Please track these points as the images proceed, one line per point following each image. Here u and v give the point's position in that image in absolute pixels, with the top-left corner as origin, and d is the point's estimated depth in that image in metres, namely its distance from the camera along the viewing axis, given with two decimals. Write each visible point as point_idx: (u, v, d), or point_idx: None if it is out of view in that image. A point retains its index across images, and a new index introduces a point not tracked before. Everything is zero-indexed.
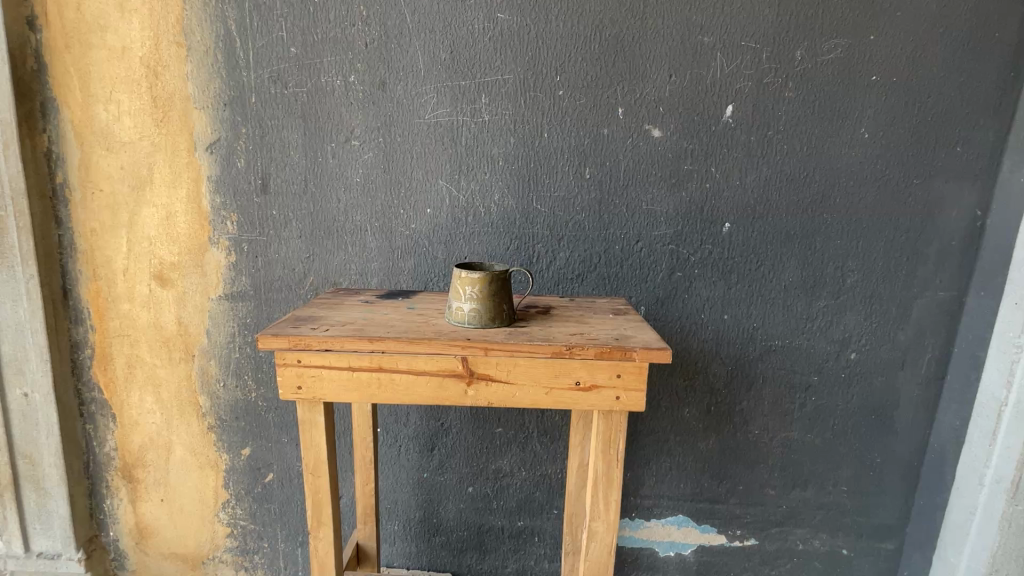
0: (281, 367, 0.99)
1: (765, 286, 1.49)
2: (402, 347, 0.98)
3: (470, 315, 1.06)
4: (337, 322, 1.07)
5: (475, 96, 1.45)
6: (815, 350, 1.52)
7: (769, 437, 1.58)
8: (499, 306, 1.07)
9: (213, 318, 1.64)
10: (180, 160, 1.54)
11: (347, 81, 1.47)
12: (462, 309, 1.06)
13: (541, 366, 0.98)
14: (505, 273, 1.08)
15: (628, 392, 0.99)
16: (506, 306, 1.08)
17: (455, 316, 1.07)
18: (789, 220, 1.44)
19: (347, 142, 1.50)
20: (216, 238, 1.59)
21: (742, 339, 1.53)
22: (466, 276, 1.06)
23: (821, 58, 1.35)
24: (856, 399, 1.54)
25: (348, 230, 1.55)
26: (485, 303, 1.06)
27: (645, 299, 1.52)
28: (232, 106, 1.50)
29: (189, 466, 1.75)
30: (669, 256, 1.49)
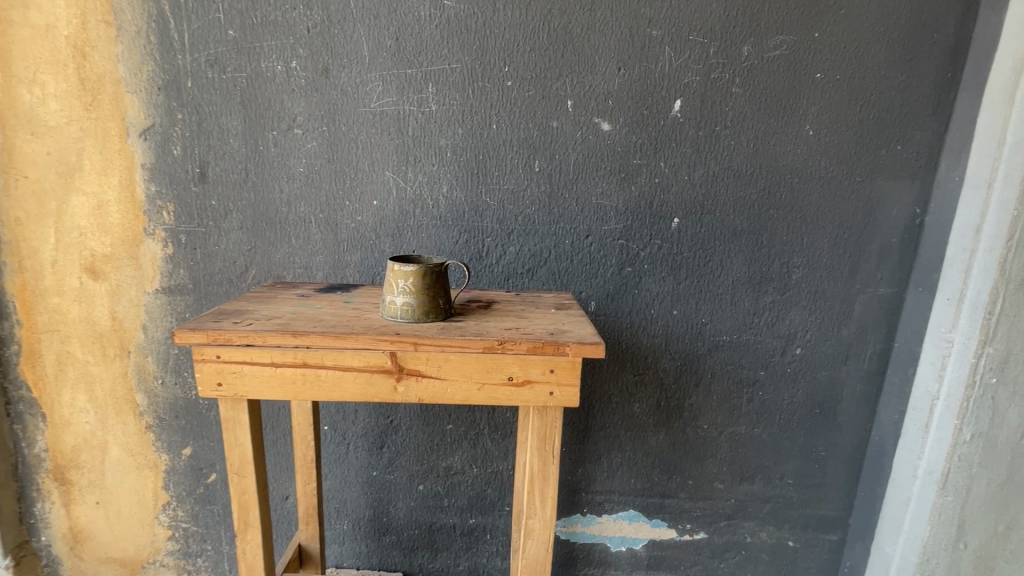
0: (200, 363, 0.95)
1: (713, 282, 1.49)
2: (327, 343, 0.94)
3: (402, 310, 1.03)
4: (264, 316, 1.02)
5: (422, 85, 1.41)
6: (762, 345, 1.53)
7: (717, 432, 1.60)
8: (434, 300, 1.04)
9: (150, 313, 1.58)
10: (112, 146, 1.47)
11: (288, 67, 1.41)
12: (395, 303, 1.03)
13: (472, 362, 0.96)
14: (441, 266, 1.05)
15: (562, 388, 0.97)
16: (443, 299, 1.06)
17: (388, 310, 1.04)
18: (736, 217, 1.45)
19: (289, 130, 1.45)
20: (152, 230, 1.52)
21: (691, 335, 1.53)
22: (399, 269, 1.03)
23: (767, 54, 1.35)
24: (802, 393, 1.56)
25: (291, 222, 1.50)
26: (419, 297, 1.03)
27: (595, 294, 1.51)
28: (167, 90, 1.43)
29: (127, 468, 1.68)
30: (618, 251, 1.48)
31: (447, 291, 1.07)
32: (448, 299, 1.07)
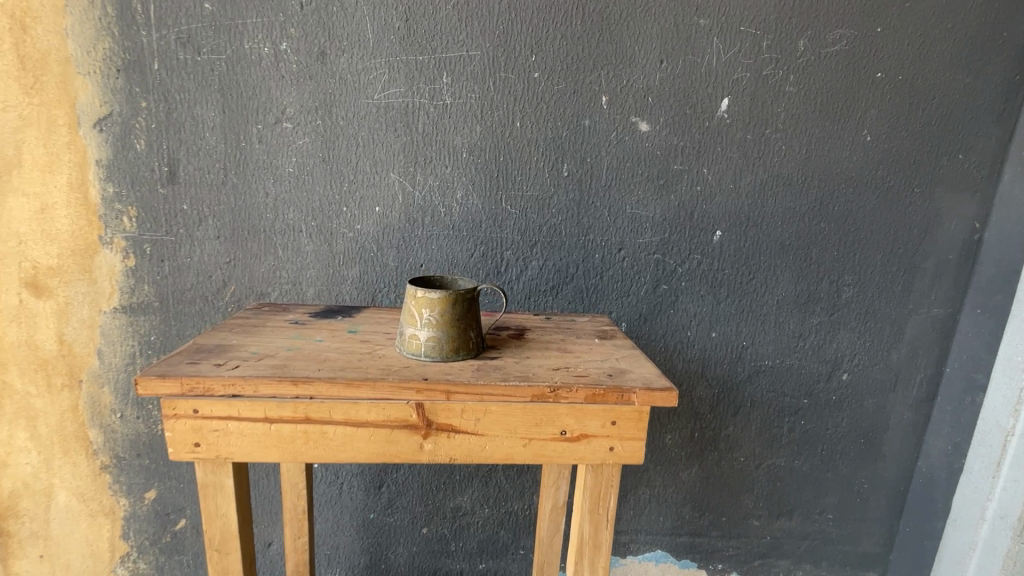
0: (171, 419, 0.74)
1: (756, 301, 1.35)
2: (337, 392, 0.75)
3: (427, 346, 0.84)
4: (253, 355, 0.82)
5: (435, 75, 1.22)
6: (807, 370, 1.39)
7: (755, 465, 1.45)
8: (465, 334, 0.85)
9: (107, 336, 1.34)
10: (60, 139, 1.23)
11: (276, 49, 1.20)
12: (418, 338, 0.84)
13: (518, 413, 0.78)
14: (473, 292, 0.87)
15: (625, 442, 0.80)
16: (475, 331, 0.87)
17: (409, 347, 0.85)
18: (784, 229, 1.31)
19: (277, 124, 1.23)
20: (109, 238, 1.28)
21: (730, 360, 1.38)
22: (423, 295, 0.84)
23: (825, 50, 1.22)
24: (846, 422, 1.43)
25: (278, 230, 1.29)
26: (447, 331, 0.84)
27: (627, 315, 1.35)
28: (128, 72, 1.20)
29: (77, 515, 1.43)
30: (653, 267, 1.32)
31: (479, 320, 0.89)
32: (480, 331, 0.89)
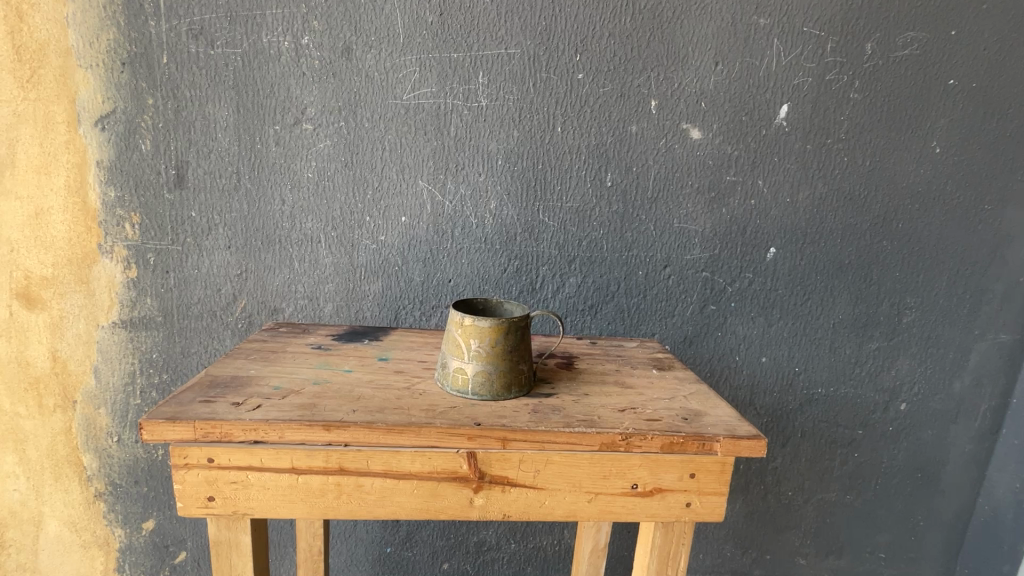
0: (181, 469, 0.63)
1: (811, 324, 1.25)
2: (377, 439, 0.64)
3: (476, 383, 0.73)
4: (275, 390, 0.71)
5: (470, 74, 1.12)
6: (862, 399, 1.29)
7: (804, 499, 1.35)
8: (517, 369, 0.75)
9: (105, 353, 1.23)
10: (57, 138, 1.12)
11: (297, 43, 1.09)
12: (465, 373, 0.73)
13: (583, 464, 0.68)
14: (526, 320, 0.76)
15: (704, 497, 0.70)
16: (527, 363, 0.77)
17: (455, 383, 0.74)
18: (843, 248, 1.21)
19: (296, 125, 1.13)
20: (109, 246, 1.17)
21: (781, 386, 1.28)
22: (472, 323, 0.73)
23: (894, 54, 1.12)
24: (903, 455, 1.33)
25: (294, 240, 1.18)
26: (499, 365, 0.74)
27: (671, 337, 1.24)
28: (133, 66, 1.10)
29: (68, 546, 1.31)
30: (700, 286, 1.22)
31: (531, 351, 0.78)
32: (531, 363, 0.78)
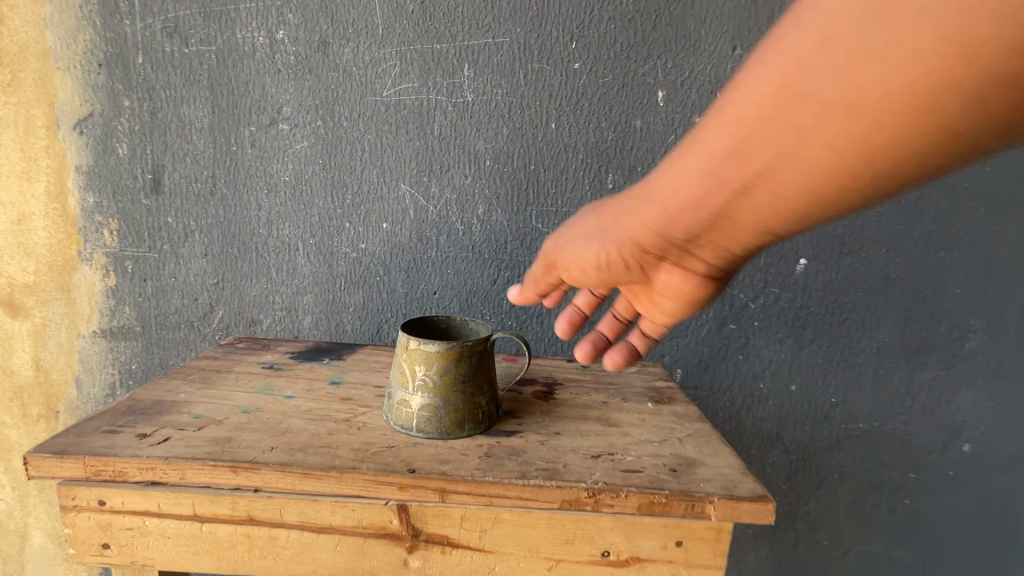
0: (72, 512, 0.55)
1: (850, 347, 1.07)
2: (291, 485, 0.54)
3: (422, 418, 0.62)
4: (195, 420, 0.63)
5: (455, 67, 1.02)
6: (914, 436, 1.10)
7: (843, 550, 1.16)
8: (473, 401, 0.63)
9: (85, 363, 1.19)
10: (38, 142, 1.09)
11: (272, 38, 1.03)
12: (410, 405, 0.62)
13: (541, 524, 0.55)
14: (485, 342, 0.64)
15: (694, 571, 0.56)
16: (487, 387, 0.65)
17: (399, 416, 0.63)
18: (889, 260, 1.03)
19: (272, 125, 1.06)
20: (88, 253, 1.14)
21: (813, 418, 1.11)
22: (418, 347, 0.62)
23: None
24: (967, 504, 1.12)
25: (272, 248, 1.12)
26: (449, 397, 0.62)
27: (683, 359, 1.10)
28: (110, 67, 1.06)
29: (52, 559, 1.29)
30: (717, 302, 1.07)
31: (493, 372, 0.67)
32: (494, 386, 0.66)
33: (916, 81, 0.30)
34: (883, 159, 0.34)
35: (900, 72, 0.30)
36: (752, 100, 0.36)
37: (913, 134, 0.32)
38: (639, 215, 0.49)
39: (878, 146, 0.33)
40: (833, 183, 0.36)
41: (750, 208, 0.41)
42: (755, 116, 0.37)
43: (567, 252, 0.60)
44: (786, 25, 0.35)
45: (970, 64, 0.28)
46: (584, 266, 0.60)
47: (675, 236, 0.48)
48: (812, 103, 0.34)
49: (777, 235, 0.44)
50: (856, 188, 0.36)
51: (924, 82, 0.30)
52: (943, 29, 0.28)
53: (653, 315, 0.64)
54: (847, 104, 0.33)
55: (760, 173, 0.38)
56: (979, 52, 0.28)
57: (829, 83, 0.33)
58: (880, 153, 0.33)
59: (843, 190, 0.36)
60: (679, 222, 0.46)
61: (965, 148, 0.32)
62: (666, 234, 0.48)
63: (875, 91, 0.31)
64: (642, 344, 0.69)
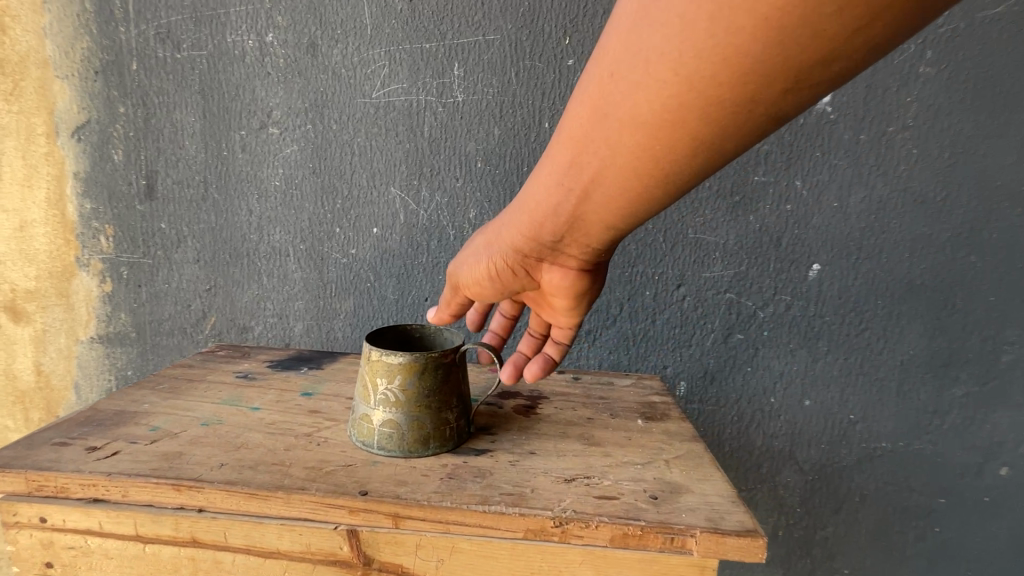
0: (14, 528, 0.53)
1: (870, 360, 0.99)
2: (236, 506, 0.51)
3: (382, 434, 0.58)
4: (151, 432, 0.60)
5: (445, 66, 0.99)
6: (943, 458, 1.00)
7: None
8: (438, 417, 0.59)
9: (83, 369, 1.19)
10: (38, 149, 1.10)
11: (261, 41, 1.02)
12: (370, 420, 0.59)
13: (503, 554, 0.51)
14: (452, 353, 0.60)
15: None
16: (453, 401, 0.60)
17: (360, 432, 0.59)
18: (912, 265, 0.95)
19: (262, 129, 1.05)
20: (85, 260, 1.14)
21: (830, 437, 1.02)
22: (379, 358, 0.58)
23: (982, 14, 0.87)
24: (1004, 534, 1.02)
25: (263, 254, 1.10)
26: (411, 413, 0.58)
27: (687, 371, 1.03)
28: (106, 74, 1.06)
29: None
30: (723, 311, 1.00)
31: (461, 385, 0.62)
32: (463, 399, 0.62)
33: (672, 106, 0.38)
34: (670, 164, 0.42)
35: (662, 101, 0.38)
36: (576, 121, 0.44)
37: (681, 145, 0.40)
38: (512, 225, 0.57)
39: (660, 156, 0.42)
40: (644, 176, 0.44)
41: (591, 210, 0.49)
42: (576, 135, 0.45)
43: (464, 272, 0.64)
44: (590, 67, 0.43)
45: (698, 94, 0.37)
46: (486, 281, 0.63)
47: (544, 241, 0.55)
48: (613, 121, 0.42)
49: (624, 230, 0.52)
50: (660, 188, 0.45)
51: (675, 107, 0.38)
52: (670, 64, 0.37)
53: (557, 320, 0.67)
54: (630, 118, 0.41)
55: (589, 181, 0.47)
56: (703, 86, 0.36)
57: (620, 103, 0.41)
58: (665, 161, 0.42)
59: (649, 191, 0.45)
60: (545, 229, 0.54)
61: (722, 153, 0.41)
62: (537, 240, 0.55)
63: (647, 114, 0.40)
64: (556, 353, 0.68)
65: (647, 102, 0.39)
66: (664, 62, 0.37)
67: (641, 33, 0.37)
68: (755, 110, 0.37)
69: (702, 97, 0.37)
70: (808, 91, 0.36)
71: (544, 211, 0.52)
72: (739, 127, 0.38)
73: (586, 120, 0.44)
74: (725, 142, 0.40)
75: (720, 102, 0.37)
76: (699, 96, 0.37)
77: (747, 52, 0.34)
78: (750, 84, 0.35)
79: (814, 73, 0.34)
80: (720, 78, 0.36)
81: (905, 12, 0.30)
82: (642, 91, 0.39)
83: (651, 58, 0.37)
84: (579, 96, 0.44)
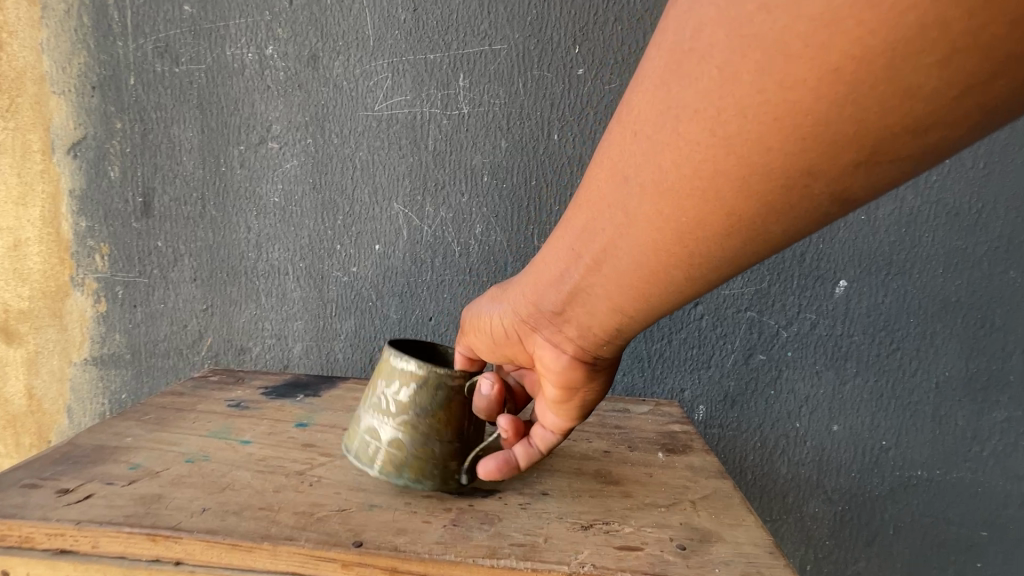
0: None
1: (902, 383, 0.93)
2: (218, 558, 0.46)
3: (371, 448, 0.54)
4: (131, 471, 0.55)
5: (449, 77, 0.95)
6: (984, 488, 0.94)
7: None
8: (431, 440, 0.53)
9: (77, 391, 1.15)
10: (33, 167, 1.07)
11: (261, 54, 0.99)
12: (364, 429, 0.55)
13: None
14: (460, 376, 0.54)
15: None
16: (447, 434, 0.54)
17: (354, 440, 0.56)
18: (946, 282, 0.89)
19: (261, 144, 1.01)
20: (79, 279, 1.10)
21: (860, 464, 0.96)
22: (387, 362, 0.55)
23: None
24: None
25: (261, 272, 1.06)
26: (405, 430, 0.53)
27: (706, 395, 0.97)
28: (103, 89, 1.03)
29: None
30: (743, 330, 0.95)
31: (466, 413, 0.55)
32: (462, 433, 0.55)
33: (705, 173, 0.34)
34: (701, 245, 0.37)
35: (693, 166, 0.35)
36: (597, 182, 0.41)
37: (711, 219, 0.36)
38: (518, 285, 0.52)
39: (685, 232, 0.37)
40: (670, 250, 0.38)
41: (598, 290, 0.44)
42: (596, 195, 0.41)
43: (469, 315, 0.59)
44: (614, 125, 0.40)
45: (742, 159, 0.33)
46: (481, 334, 0.57)
47: (541, 311, 0.50)
48: (634, 186, 0.38)
49: (633, 318, 0.45)
50: (681, 275, 0.40)
51: (707, 174, 0.34)
52: (709, 123, 0.33)
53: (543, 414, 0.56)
54: (655, 184, 0.37)
55: (601, 254, 0.42)
56: (743, 149, 0.32)
57: (645, 165, 0.37)
58: (693, 239, 0.37)
59: (674, 271, 0.40)
60: (545, 296, 0.49)
61: (767, 236, 0.36)
62: (534, 312, 0.50)
63: (674, 181, 0.36)
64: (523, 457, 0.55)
65: (674, 166, 0.35)
66: (697, 120, 0.33)
67: (671, 86, 0.35)
68: (813, 185, 0.32)
69: (745, 164, 0.33)
70: (885, 172, 0.31)
71: (549, 282, 0.48)
72: (787, 204, 0.34)
73: (605, 182, 0.41)
74: (770, 223, 0.35)
75: (768, 171, 0.33)
76: (744, 162, 0.33)
77: (811, 109, 0.30)
78: (810, 153, 0.31)
79: (895, 148, 0.29)
80: (770, 141, 0.31)
81: (1013, 83, 0.26)
82: (669, 152, 0.35)
83: (682, 117, 0.34)
84: (599, 159, 0.42)
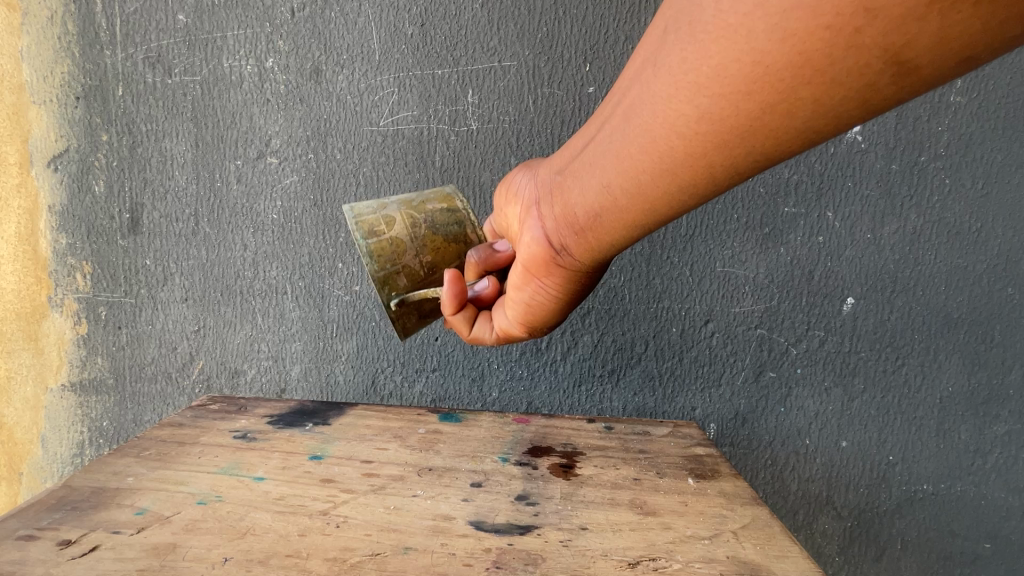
0: None
1: (908, 399, 0.94)
2: None
3: (379, 218, 0.61)
4: (138, 515, 0.52)
5: (458, 93, 0.93)
6: (986, 501, 0.96)
7: None
8: (428, 254, 0.62)
9: (54, 420, 1.08)
10: (9, 180, 1.00)
11: (261, 67, 0.95)
12: (382, 204, 0.62)
13: None
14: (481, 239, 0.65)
15: None
16: (426, 261, 0.62)
17: (363, 206, 0.62)
18: (949, 299, 0.91)
19: (260, 158, 0.98)
20: (58, 299, 1.03)
21: (868, 480, 0.97)
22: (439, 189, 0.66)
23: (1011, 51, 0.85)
24: None
25: (257, 291, 1.02)
26: (415, 227, 0.61)
27: (717, 413, 0.97)
28: (89, 99, 0.98)
29: None
30: (754, 348, 0.95)
31: (453, 262, 0.63)
32: (436, 270, 0.62)
33: (744, 9, 0.34)
34: (714, 99, 0.37)
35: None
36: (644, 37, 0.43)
37: (740, 65, 0.35)
38: (546, 159, 0.58)
39: (697, 86, 0.38)
40: (686, 100, 0.39)
41: (599, 155, 0.47)
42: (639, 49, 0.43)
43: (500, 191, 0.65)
44: None
45: None
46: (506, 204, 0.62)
47: (551, 177, 0.54)
48: (670, 33, 0.39)
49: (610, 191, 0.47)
50: (673, 146, 0.41)
51: (744, 9, 0.34)
52: None
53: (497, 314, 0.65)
54: (691, 23, 0.37)
55: (618, 109, 0.45)
56: None
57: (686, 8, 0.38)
58: (704, 96, 0.38)
59: (685, 129, 0.40)
60: (562, 159, 0.54)
61: (791, 99, 0.35)
62: (551, 180, 0.54)
63: (708, 21, 0.36)
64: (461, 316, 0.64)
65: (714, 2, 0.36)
66: None
67: None
68: (866, 31, 0.31)
69: None
70: (955, 19, 0.29)
71: (573, 147, 0.52)
72: (829, 49, 0.32)
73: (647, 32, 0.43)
74: (796, 82, 0.35)
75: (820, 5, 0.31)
76: None
77: None
78: None
79: None
80: None
81: None
82: None
83: None
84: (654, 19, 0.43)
